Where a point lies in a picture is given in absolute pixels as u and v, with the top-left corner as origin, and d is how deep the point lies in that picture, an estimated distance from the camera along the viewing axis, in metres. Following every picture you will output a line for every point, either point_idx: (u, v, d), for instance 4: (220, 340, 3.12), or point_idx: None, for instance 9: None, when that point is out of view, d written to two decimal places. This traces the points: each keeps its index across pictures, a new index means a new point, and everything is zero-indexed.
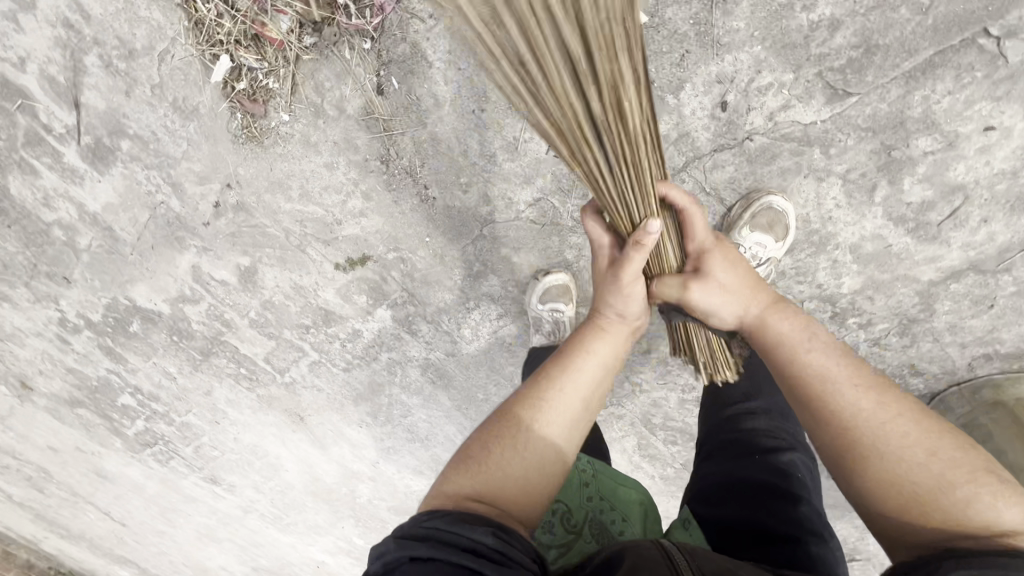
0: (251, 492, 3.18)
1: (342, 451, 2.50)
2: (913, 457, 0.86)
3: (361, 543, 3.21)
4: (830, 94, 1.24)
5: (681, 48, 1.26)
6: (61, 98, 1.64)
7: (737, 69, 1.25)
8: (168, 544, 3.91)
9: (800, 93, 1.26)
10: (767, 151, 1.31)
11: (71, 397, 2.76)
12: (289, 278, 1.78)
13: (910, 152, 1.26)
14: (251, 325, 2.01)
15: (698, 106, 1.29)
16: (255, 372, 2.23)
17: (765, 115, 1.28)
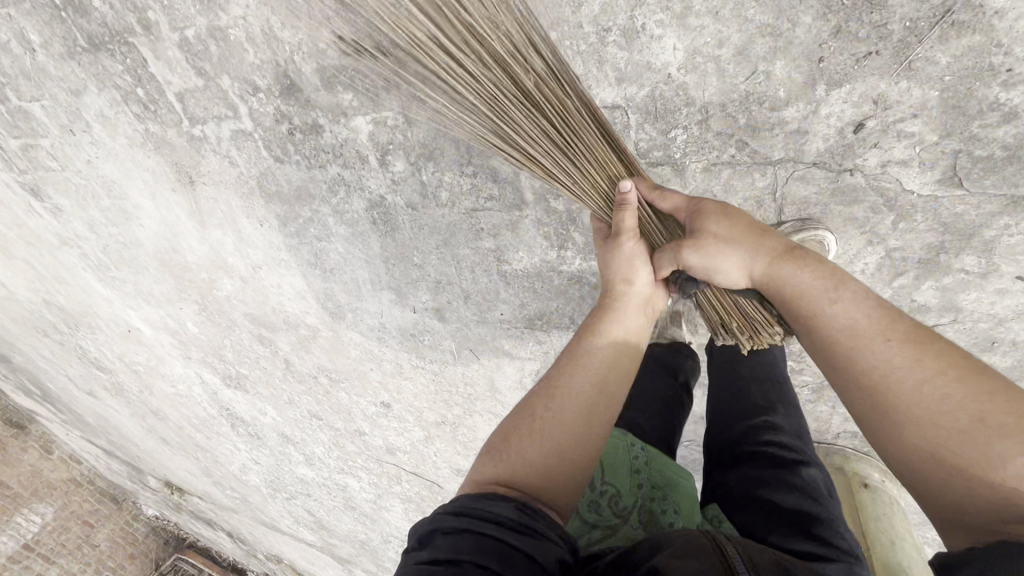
0: (80, 227, 2.68)
1: (222, 238, 2.17)
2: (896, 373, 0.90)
3: (193, 330, 2.95)
4: (946, 176, 1.13)
5: (874, 45, 1.03)
6: None
7: (898, 100, 1.07)
8: None
9: (926, 159, 1.12)
10: (852, 192, 1.20)
11: None
12: (267, 18, 1.37)
13: (951, 262, 1.24)
14: (180, 43, 1.56)
15: (832, 113, 1.11)
16: (155, 102, 1.78)
17: (881, 160, 1.14)
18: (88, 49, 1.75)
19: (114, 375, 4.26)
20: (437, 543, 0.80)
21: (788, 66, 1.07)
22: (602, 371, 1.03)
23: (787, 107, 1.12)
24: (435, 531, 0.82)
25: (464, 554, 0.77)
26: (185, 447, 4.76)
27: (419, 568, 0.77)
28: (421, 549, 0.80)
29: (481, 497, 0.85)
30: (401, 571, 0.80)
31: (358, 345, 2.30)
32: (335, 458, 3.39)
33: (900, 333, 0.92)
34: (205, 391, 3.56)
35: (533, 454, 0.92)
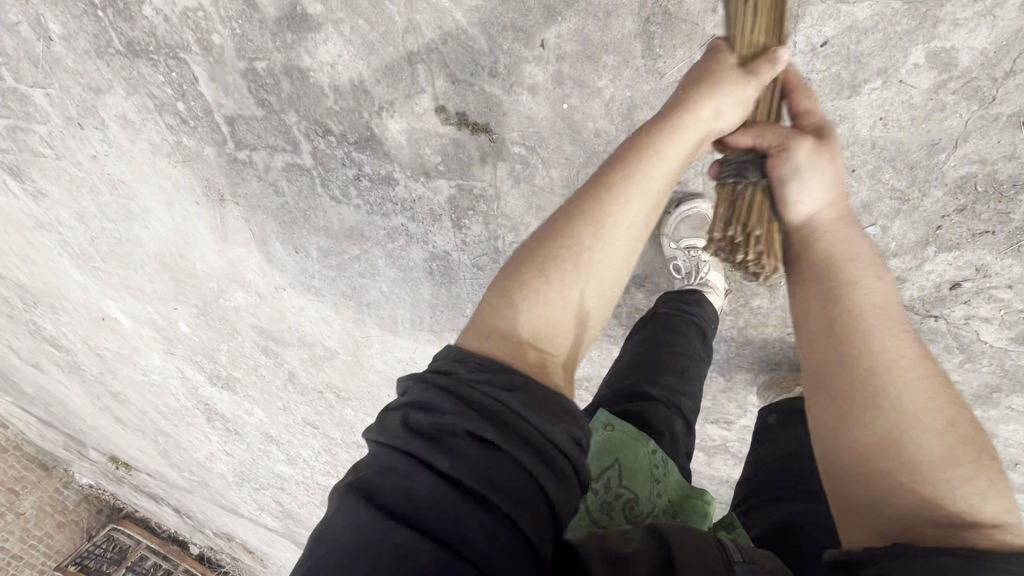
0: (64, 214, 2.44)
1: (243, 254, 2.05)
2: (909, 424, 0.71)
3: (184, 329, 2.79)
4: (1019, 334, 1.23)
5: (991, 227, 1.15)
6: None
7: (999, 274, 1.19)
8: None
9: (1003, 319, 1.22)
10: (933, 334, 1.30)
11: None
12: (360, 73, 1.29)
13: (1001, 400, 1.33)
14: (245, 72, 1.44)
15: (937, 270, 1.22)
16: (198, 119, 1.64)
17: (967, 314, 1.24)
18: (123, 53, 1.58)
19: (70, 354, 3.95)
20: (454, 449, 0.65)
21: (907, 223, 1.20)
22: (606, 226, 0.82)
23: (897, 257, 1.24)
24: (453, 428, 0.67)
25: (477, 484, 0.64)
26: (142, 431, 4.51)
27: (418, 463, 0.65)
28: (433, 447, 0.65)
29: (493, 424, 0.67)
30: (399, 439, 0.67)
31: (379, 371, 2.26)
32: (320, 461, 3.34)
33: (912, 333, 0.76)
34: (182, 384, 3.39)
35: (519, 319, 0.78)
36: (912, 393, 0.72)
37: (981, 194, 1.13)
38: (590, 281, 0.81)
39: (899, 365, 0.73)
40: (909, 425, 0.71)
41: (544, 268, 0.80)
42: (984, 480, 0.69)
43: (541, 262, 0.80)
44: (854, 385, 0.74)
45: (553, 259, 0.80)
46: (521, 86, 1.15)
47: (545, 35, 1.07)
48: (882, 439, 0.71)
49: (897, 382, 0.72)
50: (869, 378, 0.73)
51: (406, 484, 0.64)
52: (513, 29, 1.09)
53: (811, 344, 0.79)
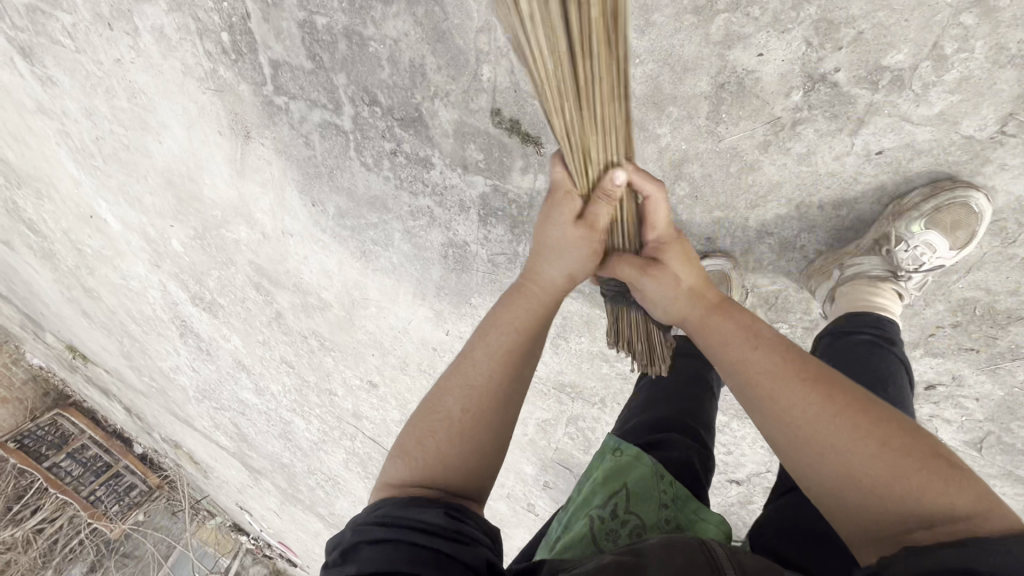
0: (70, 106, 2.34)
1: (256, 192, 2.03)
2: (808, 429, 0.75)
3: (176, 247, 2.76)
4: (971, 438, 1.36)
5: (979, 346, 1.24)
6: None
7: (971, 385, 1.29)
8: None
9: (962, 421, 1.34)
10: None
11: None
12: (424, 57, 1.28)
13: None
14: (303, 23, 1.41)
15: (918, 368, 1.32)
16: (240, 54, 1.60)
17: (931, 410, 1.36)
18: None
19: (47, 241, 3.85)
20: (408, 558, 0.75)
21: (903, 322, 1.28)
22: (491, 332, 0.95)
23: None
24: (391, 546, 0.77)
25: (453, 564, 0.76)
26: (108, 330, 4.47)
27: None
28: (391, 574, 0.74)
29: (410, 505, 0.82)
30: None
31: (368, 331, 2.30)
32: (288, 397, 3.39)
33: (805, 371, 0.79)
34: (162, 296, 3.36)
35: (454, 404, 0.91)
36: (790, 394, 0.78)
37: (978, 316, 1.19)
38: (502, 350, 0.94)
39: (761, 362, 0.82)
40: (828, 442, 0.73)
41: (449, 429, 0.90)
42: (919, 463, 0.69)
43: (454, 425, 0.90)
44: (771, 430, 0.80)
45: (444, 428, 0.90)
46: None
47: None
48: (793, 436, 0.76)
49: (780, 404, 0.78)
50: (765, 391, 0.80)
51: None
52: None
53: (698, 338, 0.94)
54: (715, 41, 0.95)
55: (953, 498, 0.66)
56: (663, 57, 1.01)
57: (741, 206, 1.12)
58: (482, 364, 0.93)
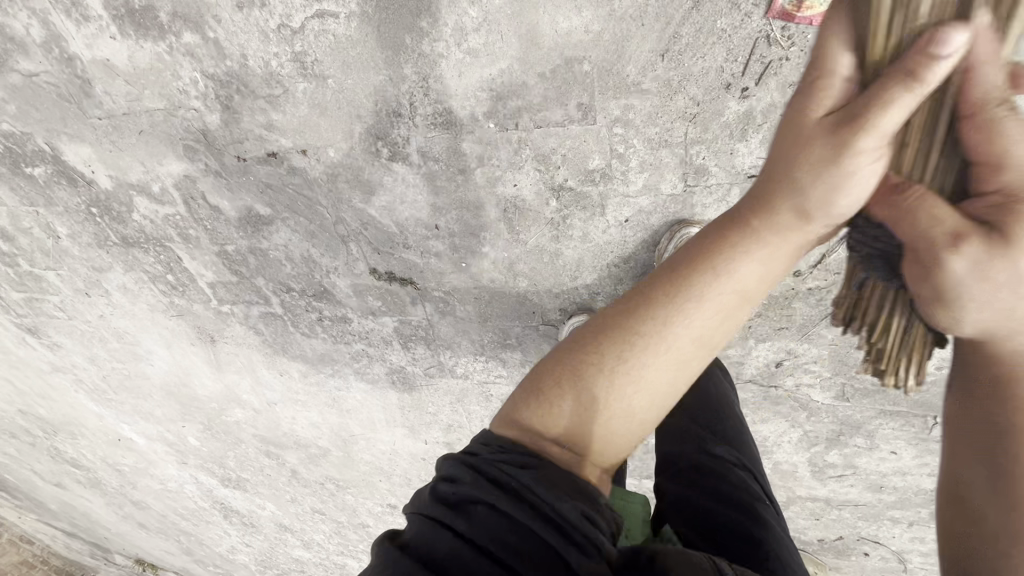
0: (79, 359, 2.79)
1: (238, 379, 2.37)
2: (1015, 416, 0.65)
3: (193, 442, 3.09)
4: (879, 411, 1.43)
5: None
6: None
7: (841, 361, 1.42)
8: None
9: (855, 400, 1.43)
10: (810, 415, 1.49)
11: None
12: (307, 248, 1.64)
13: (876, 457, 1.54)
14: (219, 252, 1.79)
15: (785, 374, 1.43)
16: (184, 285, 1.99)
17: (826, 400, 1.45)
18: (120, 244, 1.94)
19: (93, 471, 4.26)
20: (472, 513, 0.67)
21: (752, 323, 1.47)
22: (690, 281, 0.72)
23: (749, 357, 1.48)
24: (473, 498, 0.68)
25: (490, 544, 0.63)
26: (164, 533, 4.73)
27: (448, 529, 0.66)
28: (452, 513, 0.67)
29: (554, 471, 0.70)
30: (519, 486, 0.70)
31: (368, 461, 2.54)
32: (333, 543, 3.56)
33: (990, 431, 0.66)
34: (198, 488, 3.66)
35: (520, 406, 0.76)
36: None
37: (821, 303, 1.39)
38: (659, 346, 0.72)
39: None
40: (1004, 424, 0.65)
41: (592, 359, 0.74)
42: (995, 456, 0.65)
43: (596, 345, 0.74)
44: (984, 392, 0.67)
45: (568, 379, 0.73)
46: (429, 253, 1.49)
47: (437, 221, 1.40)
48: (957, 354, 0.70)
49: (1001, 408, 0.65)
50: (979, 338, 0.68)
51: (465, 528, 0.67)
52: (413, 218, 1.43)
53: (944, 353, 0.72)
54: (483, 185, 1.28)
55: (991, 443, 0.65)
56: (459, 205, 1.35)
57: (566, 280, 1.40)
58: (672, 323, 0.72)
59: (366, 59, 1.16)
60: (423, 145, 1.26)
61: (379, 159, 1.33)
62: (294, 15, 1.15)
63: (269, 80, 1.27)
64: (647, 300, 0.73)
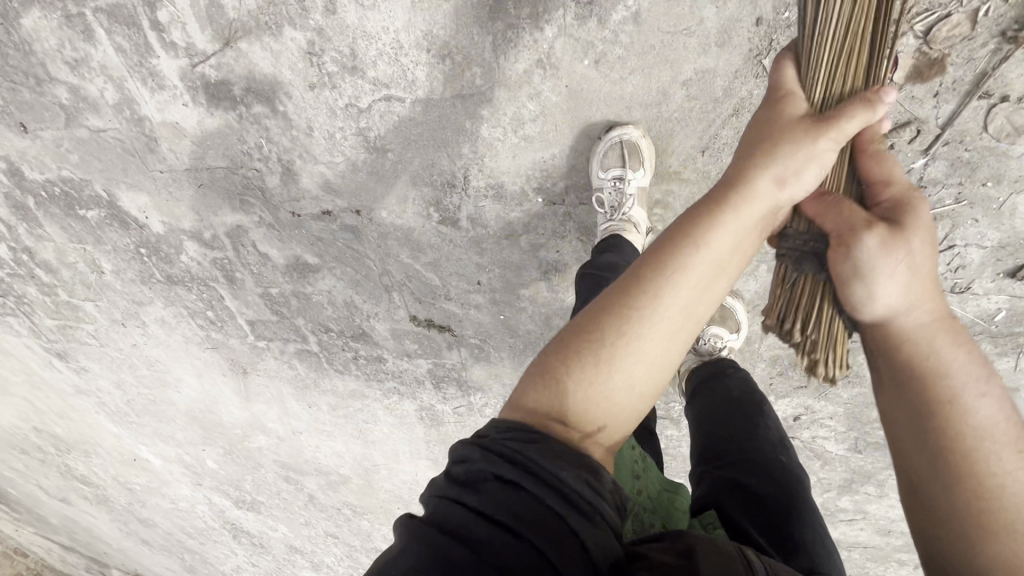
0: (105, 383, 2.86)
1: (265, 408, 2.45)
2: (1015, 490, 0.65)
3: (211, 465, 3.15)
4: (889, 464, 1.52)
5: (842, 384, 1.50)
6: (141, 14, 1.29)
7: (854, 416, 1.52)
8: None
9: (866, 451, 1.53)
10: (824, 464, 1.59)
11: None
12: (350, 295, 1.73)
13: (885, 504, 1.63)
14: (262, 294, 1.88)
15: (801, 426, 1.53)
16: (223, 321, 2.08)
17: (840, 451, 1.55)
18: (163, 281, 2.03)
19: (101, 488, 4.28)
20: (484, 490, 0.70)
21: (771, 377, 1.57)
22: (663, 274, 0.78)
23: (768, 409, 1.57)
24: (482, 474, 0.71)
25: (505, 517, 0.67)
26: (168, 551, 4.73)
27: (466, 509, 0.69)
28: (466, 490, 0.70)
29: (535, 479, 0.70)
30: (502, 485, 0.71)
31: (388, 489, 2.61)
32: (342, 566, 3.60)
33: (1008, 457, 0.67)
34: (209, 508, 3.70)
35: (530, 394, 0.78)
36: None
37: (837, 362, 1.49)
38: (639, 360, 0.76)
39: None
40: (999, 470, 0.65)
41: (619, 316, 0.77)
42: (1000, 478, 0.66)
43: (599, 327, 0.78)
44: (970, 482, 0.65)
45: (592, 354, 0.76)
46: (469, 305, 1.59)
47: (480, 277, 1.50)
48: (937, 454, 0.68)
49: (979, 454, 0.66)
50: (969, 446, 0.66)
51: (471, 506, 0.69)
52: (456, 274, 1.53)
53: (924, 452, 0.68)
54: (528, 250, 1.39)
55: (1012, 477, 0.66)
56: (503, 265, 1.45)
57: None
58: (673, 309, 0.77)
59: (426, 137, 1.27)
60: (473, 213, 1.37)
61: (430, 222, 1.43)
62: (361, 97, 1.25)
63: (332, 149, 1.37)
64: (657, 268, 0.78)
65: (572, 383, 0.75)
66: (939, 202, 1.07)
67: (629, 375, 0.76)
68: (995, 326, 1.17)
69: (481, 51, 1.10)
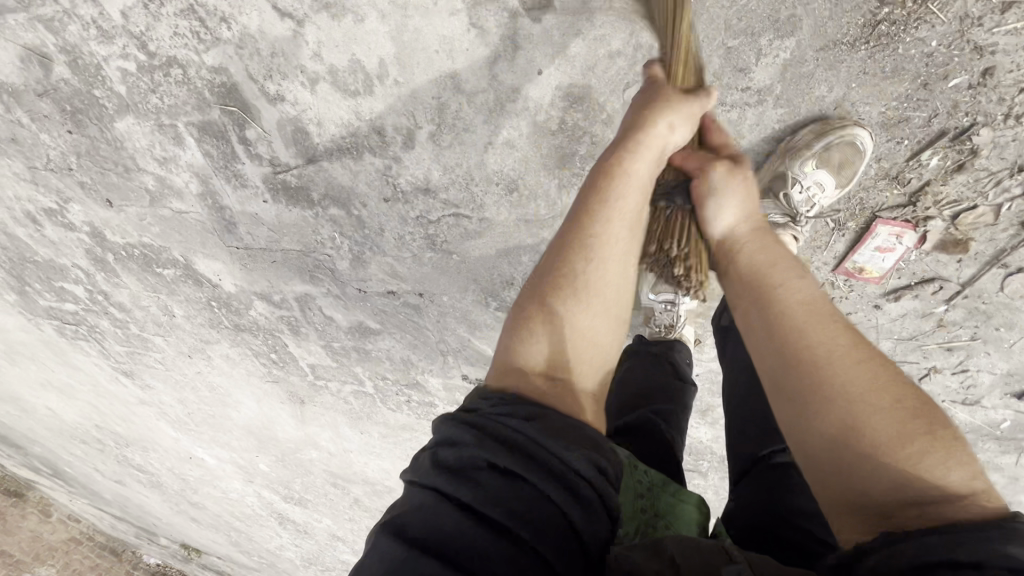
0: (166, 397, 3.10)
1: (319, 430, 2.67)
2: (849, 404, 0.74)
3: (262, 467, 3.42)
4: None
5: None
6: (230, 130, 1.41)
7: None
8: (28, 373, 3.64)
9: None
10: None
11: (20, 258, 2.38)
12: (407, 354, 1.91)
13: None
14: (324, 344, 2.06)
15: None
16: (285, 362, 2.27)
17: None
18: (231, 327, 2.21)
19: (155, 475, 4.60)
20: (479, 480, 0.69)
21: None
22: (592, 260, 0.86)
23: None
24: (476, 461, 0.71)
25: (488, 508, 0.67)
26: (215, 528, 5.13)
27: (445, 500, 0.69)
28: (455, 480, 0.70)
29: (547, 433, 0.73)
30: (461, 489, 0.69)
31: None
32: None
33: (874, 355, 0.79)
34: (258, 500, 4.02)
35: (541, 350, 0.81)
36: (865, 389, 0.74)
37: None
38: (601, 309, 0.86)
39: (870, 411, 0.73)
40: (854, 403, 0.74)
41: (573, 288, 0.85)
42: (924, 434, 0.71)
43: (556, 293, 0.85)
44: (820, 416, 0.76)
45: (580, 266, 0.86)
46: None
47: None
48: (807, 402, 0.77)
49: (843, 400, 0.74)
50: (808, 373, 0.78)
51: (433, 519, 0.68)
52: None
53: (790, 414, 0.80)
54: None
55: (882, 409, 0.73)
56: None
57: None
58: (603, 274, 0.87)
59: (490, 246, 1.40)
60: None
61: (487, 308, 1.58)
62: (433, 211, 1.38)
63: (401, 247, 1.52)
64: (580, 216, 0.89)
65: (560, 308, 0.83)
66: (955, 339, 1.37)
67: (583, 328, 0.84)
68: (1000, 432, 1.47)
69: (548, 190, 1.22)
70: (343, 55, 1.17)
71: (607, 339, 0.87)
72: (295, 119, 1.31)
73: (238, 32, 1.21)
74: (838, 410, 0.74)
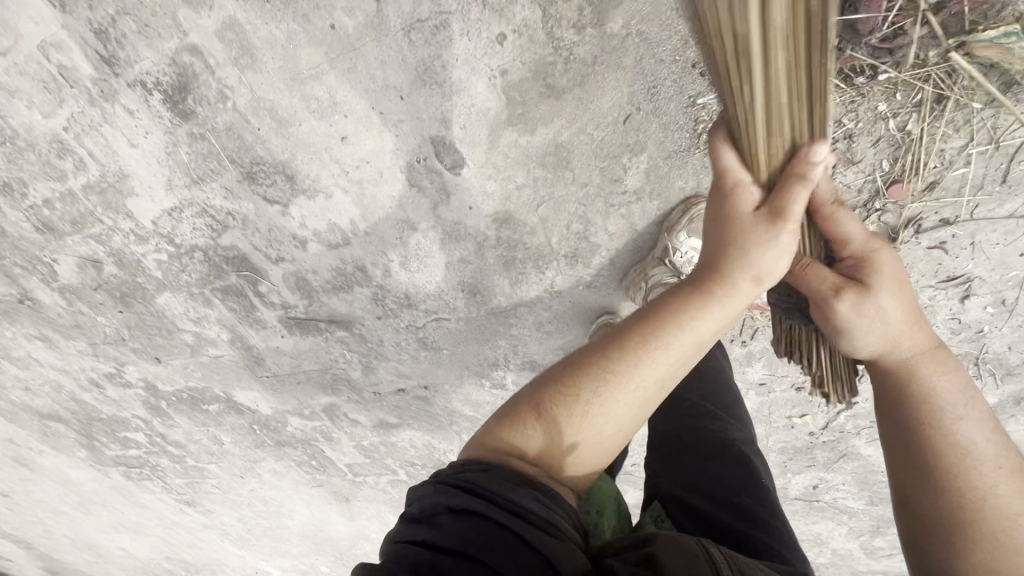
0: (227, 518, 3.33)
1: (368, 522, 2.85)
2: (990, 496, 0.79)
3: (324, 568, 3.57)
4: None
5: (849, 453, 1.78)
6: (247, 287, 1.73)
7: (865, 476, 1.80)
8: (101, 519, 3.93)
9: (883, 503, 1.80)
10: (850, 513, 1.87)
11: (87, 418, 2.71)
12: (428, 439, 2.13)
13: None
14: (355, 444, 2.30)
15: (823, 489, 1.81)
16: (326, 465, 2.50)
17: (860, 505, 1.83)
18: (273, 443, 2.47)
19: None
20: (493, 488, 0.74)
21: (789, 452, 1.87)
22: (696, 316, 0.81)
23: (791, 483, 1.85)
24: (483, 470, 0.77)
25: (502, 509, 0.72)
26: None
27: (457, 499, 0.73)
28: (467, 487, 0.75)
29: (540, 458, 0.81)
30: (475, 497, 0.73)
31: None
32: None
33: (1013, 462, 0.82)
34: None
35: (534, 441, 0.80)
36: (1010, 505, 0.79)
37: None
38: (637, 404, 0.82)
39: (1006, 511, 0.78)
40: (986, 497, 0.79)
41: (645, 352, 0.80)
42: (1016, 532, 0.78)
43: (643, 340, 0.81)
44: (936, 495, 0.82)
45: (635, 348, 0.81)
46: None
47: None
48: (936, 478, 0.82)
49: (981, 498, 0.79)
50: (951, 465, 0.81)
51: (454, 515, 0.72)
52: None
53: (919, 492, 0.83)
54: None
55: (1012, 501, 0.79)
56: None
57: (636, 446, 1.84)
58: (682, 351, 0.82)
59: (472, 338, 1.65)
60: (516, 378, 1.74)
61: (484, 387, 1.81)
62: (419, 319, 1.65)
63: (400, 351, 1.77)
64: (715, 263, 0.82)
65: (615, 377, 0.80)
66: None
67: (616, 425, 0.81)
68: None
69: (504, 287, 1.48)
70: (322, 220, 1.47)
71: (623, 439, 0.83)
72: (295, 270, 1.62)
73: (240, 219, 1.53)
74: (973, 501, 0.80)
